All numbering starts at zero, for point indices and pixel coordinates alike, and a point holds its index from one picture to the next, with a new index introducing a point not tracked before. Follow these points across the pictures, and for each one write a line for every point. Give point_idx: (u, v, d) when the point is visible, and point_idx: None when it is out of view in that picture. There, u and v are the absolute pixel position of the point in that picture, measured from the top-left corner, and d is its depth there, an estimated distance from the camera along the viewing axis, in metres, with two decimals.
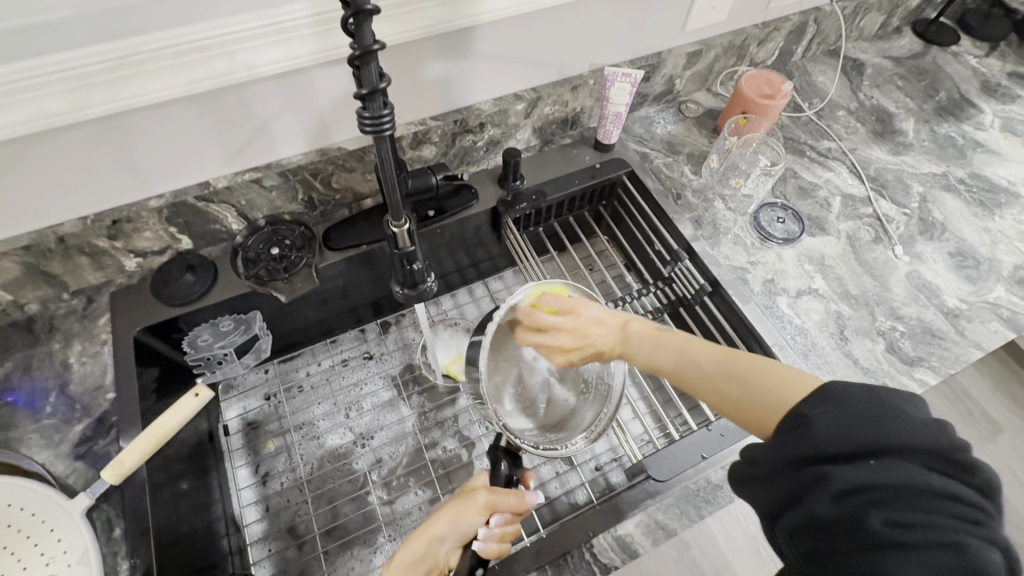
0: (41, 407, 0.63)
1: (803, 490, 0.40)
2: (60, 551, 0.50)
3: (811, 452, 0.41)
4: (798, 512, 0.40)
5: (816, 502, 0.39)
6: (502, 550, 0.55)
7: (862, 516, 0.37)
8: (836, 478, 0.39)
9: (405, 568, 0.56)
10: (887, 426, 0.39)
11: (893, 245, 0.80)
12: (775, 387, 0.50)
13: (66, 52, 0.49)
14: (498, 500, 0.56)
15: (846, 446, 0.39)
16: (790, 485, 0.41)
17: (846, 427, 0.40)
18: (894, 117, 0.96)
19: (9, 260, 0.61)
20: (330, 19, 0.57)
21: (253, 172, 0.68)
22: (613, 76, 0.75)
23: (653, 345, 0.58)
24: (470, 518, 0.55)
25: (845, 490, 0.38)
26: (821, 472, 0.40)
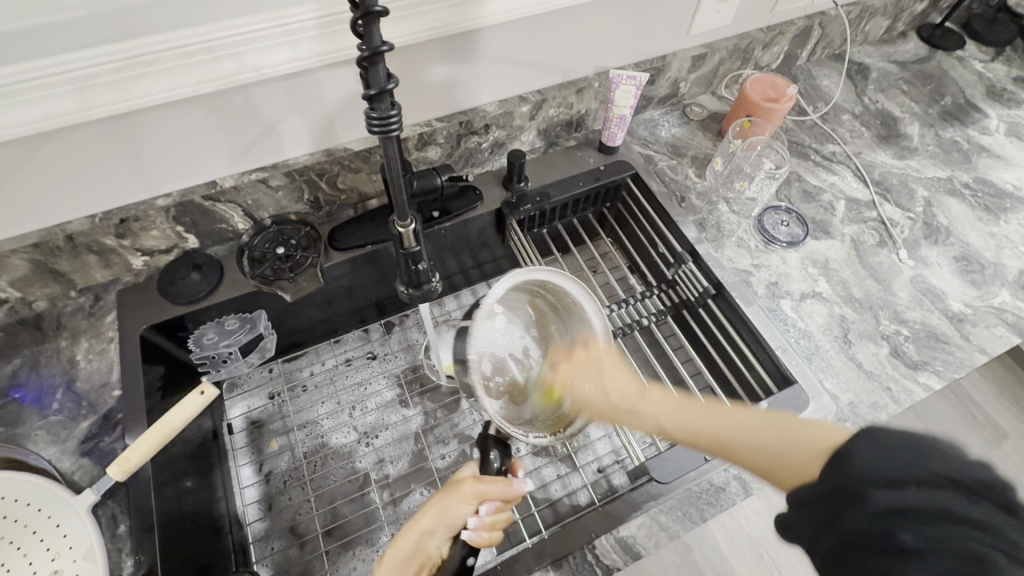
0: (48, 404, 0.63)
1: (842, 509, 0.39)
2: (66, 546, 0.50)
3: (851, 474, 0.39)
4: (835, 530, 0.39)
5: (853, 520, 0.38)
6: (493, 538, 0.55)
7: (894, 534, 0.36)
8: (876, 497, 0.37)
9: (396, 565, 0.55)
10: (937, 455, 0.38)
11: (897, 249, 0.80)
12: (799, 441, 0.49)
13: (76, 52, 0.50)
14: (487, 489, 0.56)
15: (887, 468, 0.38)
16: (827, 502, 0.40)
17: (887, 450, 0.39)
18: (899, 121, 0.96)
19: (18, 257, 0.61)
20: (337, 20, 0.57)
21: (259, 172, 0.68)
22: (618, 79, 0.75)
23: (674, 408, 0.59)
24: (459, 510, 0.55)
25: (883, 508, 0.37)
26: (861, 491, 0.38)
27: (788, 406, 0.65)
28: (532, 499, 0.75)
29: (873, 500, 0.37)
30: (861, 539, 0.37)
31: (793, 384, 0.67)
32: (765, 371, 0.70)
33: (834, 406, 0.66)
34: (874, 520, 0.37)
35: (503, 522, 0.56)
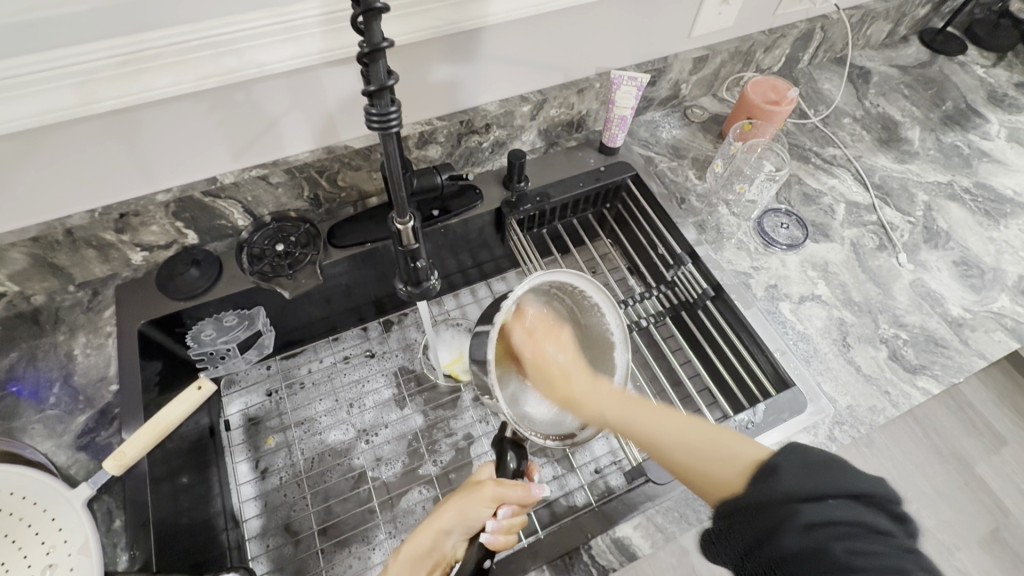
0: (45, 398, 0.63)
1: (772, 526, 0.42)
2: (60, 540, 0.49)
3: (778, 493, 0.42)
4: (769, 547, 0.42)
5: (783, 536, 0.41)
6: (509, 542, 0.55)
7: (825, 548, 0.39)
8: (804, 513, 0.40)
9: (410, 563, 0.55)
10: (838, 471, 0.42)
11: (896, 253, 0.80)
12: (723, 458, 0.49)
13: (79, 46, 0.50)
14: (508, 493, 0.56)
15: (814, 487, 0.41)
16: (759, 520, 0.43)
17: (807, 469, 0.42)
18: (900, 126, 0.96)
19: (17, 251, 0.61)
20: (339, 18, 0.57)
21: (259, 169, 0.68)
22: (619, 79, 0.75)
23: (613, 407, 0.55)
24: (479, 511, 0.55)
25: (809, 523, 0.40)
26: (789, 507, 0.41)
27: (786, 408, 0.65)
28: None
29: (801, 516, 0.40)
30: (793, 556, 0.40)
31: (791, 386, 0.67)
32: (763, 373, 0.70)
33: (832, 410, 0.66)
34: (802, 535, 0.40)
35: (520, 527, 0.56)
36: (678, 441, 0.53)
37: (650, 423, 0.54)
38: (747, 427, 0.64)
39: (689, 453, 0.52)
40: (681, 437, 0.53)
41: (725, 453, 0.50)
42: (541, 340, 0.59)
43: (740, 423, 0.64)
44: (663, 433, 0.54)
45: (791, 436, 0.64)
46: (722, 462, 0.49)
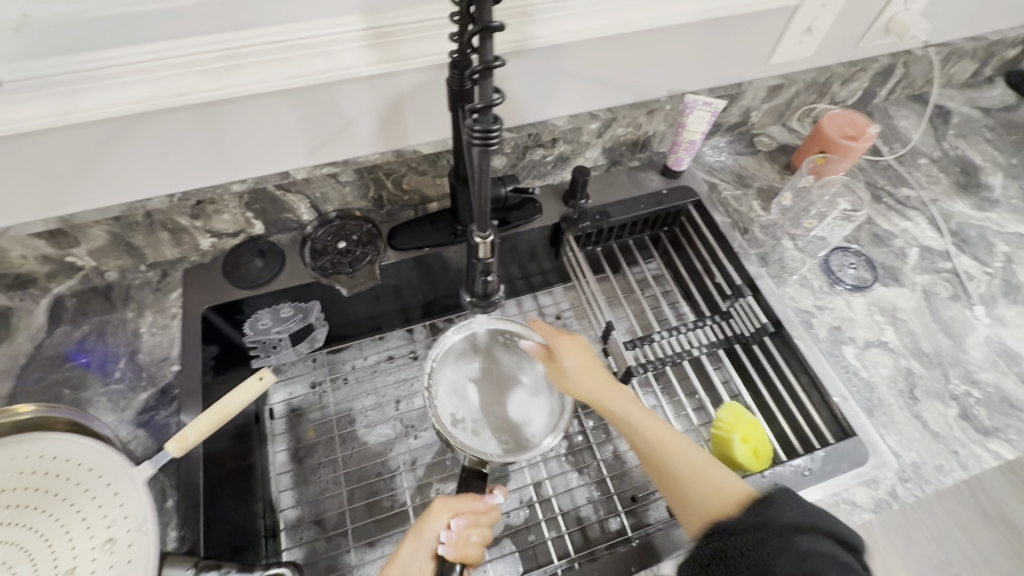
0: (111, 371, 0.65)
1: (771, 555, 0.46)
2: (121, 516, 0.49)
3: (772, 520, 0.49)
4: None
5: (779, 563, 0.45)
6: (467, 552, 0.57)
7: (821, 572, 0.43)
8: (804, 543, 0.46)
9: None
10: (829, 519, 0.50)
11: (971, 304, 0.76)
12: (716, 489, 0.55)
13: (184, 39, 0.52)
14: (458, 505, 0.61)
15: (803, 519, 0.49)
16: (755, 552, 0.47)
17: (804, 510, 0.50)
18: (980, 170, 0.91)
19: (99, 229, 0.64)
20: (432, 26, 0.58)
21: (331, 166, 0.70)
22: (694, 104, 0.74)
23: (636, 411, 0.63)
24: (432, 525, 0.59)
25: (807, 551, 0.45)
26: (788, 539, 0.47)
27: (845, 458, 0.62)
28: (562, 520, 0.75)
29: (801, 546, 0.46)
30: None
31: (852, 435, 0.64)
32: (820, 420, 0.67)
33: (895, 465, 0.63)
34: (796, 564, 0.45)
35: (478, 535, 0.59)
36: (682, 457, 0.59)
37: (666, 435, 0.60)
38: (804, 474, 0.61)
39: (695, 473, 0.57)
40: (686, 453, 0.59)
41: (718, 481, 0.56)
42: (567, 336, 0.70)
43: (796, 468, 0.61)
44: (677, 447, 0.59)
45: (848, 489, 0.61)
46: (719, 490, 0.55)
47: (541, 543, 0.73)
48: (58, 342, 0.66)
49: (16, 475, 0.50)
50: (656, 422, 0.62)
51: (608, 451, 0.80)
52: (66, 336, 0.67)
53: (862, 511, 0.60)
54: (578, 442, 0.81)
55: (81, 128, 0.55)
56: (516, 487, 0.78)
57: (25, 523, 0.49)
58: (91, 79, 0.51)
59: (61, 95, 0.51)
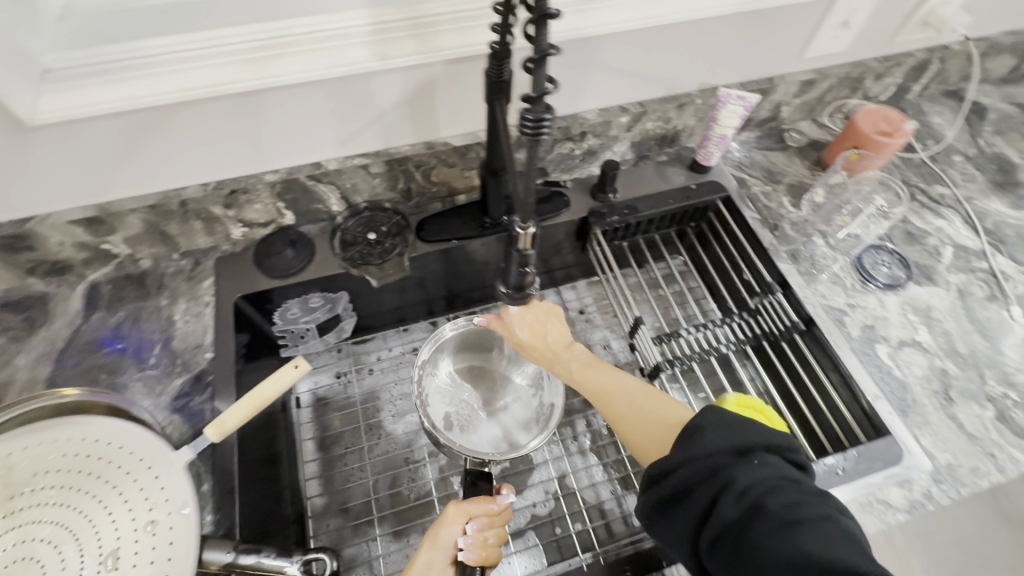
0: (146, 358, 0.66)
1: (711, 497, 0.45)
2: (162, 498, 0.50)
3: (701, 450, 0.46)
4: (713, 522, 0.44)
5: (723, 506, 0.44)
6: (487, 555, 0.58)
7: (764, 507, 0.42)
8: (740, 479, 0.44)
9: None
10: (757, 430, 0.48)
11: (1008, 305, 0.74)
12: (657, 420, 0.57)
13: (227, 29, 0.53)
14: (469, 508, 0.61)
15: (730, 443, 0.46)
16: (696, 493, 0.46)
17: (728, 428, 0.47)
18: (1018, 168, 0.89)
19: (135, 217, 0.65)
20: (468, 18, 0.59)
21: (362, 158, 0.70)
22: (726, 98, 0.73)
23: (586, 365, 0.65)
24: (448, 532, 0.59)
25: (743, 486, 0.43)
26: (723, 475, 0.45)
27: (879, 458, 0.61)
28: (586, 514, 0.75)
29: (736, 483, 0.44)
30: (733, 522, 0.43)
31: (886, 435, 0.63)
32: (852, 418, 0.67)
33: (929, 466, 0.62)
34: (738, 502, 0.43)
35: (494, 536, 0.59)
36: (626, 397, 0.60)
37: (608, 380, 0.62)
38: (837, 473, 0.60)
39: (636, 409, 0.58)
40: (630, 393, 0.61)
41: (658, 411, 0.57)
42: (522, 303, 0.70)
43: (830, 467, 0.60)
44: (618, 389, 0.61)
45: (882, 489, 0.60)
46: (656, 420, 0.56)
47: (565, 537, 0.73)
48: (94, 328, 0.67)
49: (59, 457, 0.51)
50: (602, 371, 0.64)
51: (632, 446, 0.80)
52: (101, 322, 0.68)
53: (896, 511, 0.59)
54: (601, 436, 0.81)
55: (122, 116, 0.56)
56: (540, 480, 0.78)
57: (68, 503, 0.49)
58: (135, 68, 0.52)
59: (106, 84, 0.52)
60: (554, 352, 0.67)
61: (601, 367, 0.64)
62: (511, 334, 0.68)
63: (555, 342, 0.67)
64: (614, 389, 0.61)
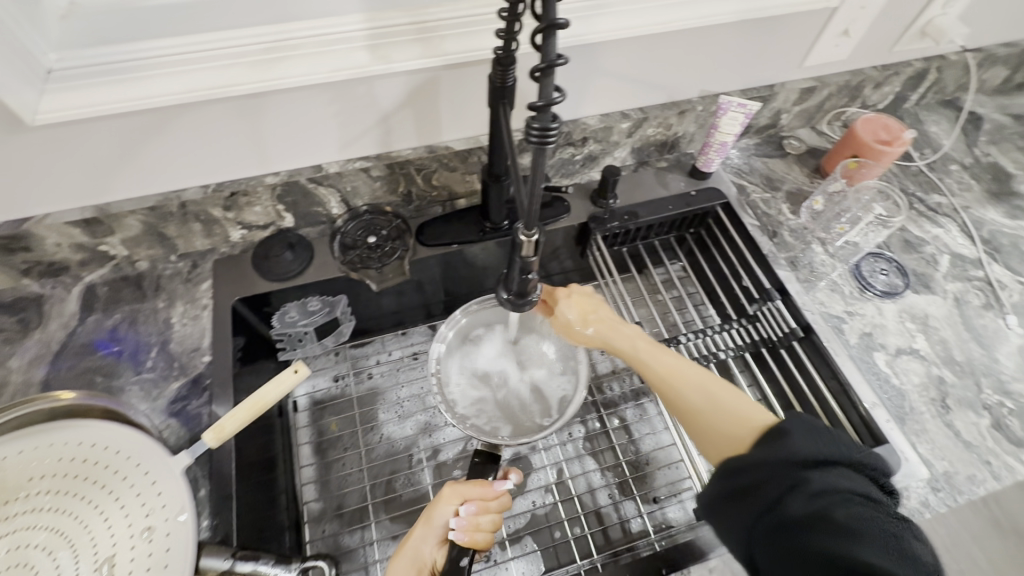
0: (142, 361, 0.66)
1: (780, 494, 0.45)
2: (159, 504, 0.50)
3: (784, 454, 0.46)
4: (773, 515, 0.44)
5: (789, 503, 0.44)
6: (478, 538, 0.57)
7: (830, 513, 0.42)
8: (815, 481, 0.44)
9: None
10: (844, 444, 0.47)
11: (1004, 314, 0.75)
12: (735, 417, 0.54)
13: (230, 30, 0.52)
14: (463, 489, 0.61)
15: (818, 452, 0.46)
16: (763, 489, 0.46)
17: (817, 437, 0.47)
18: (1012, 178, 0.90)
19: (134, 218, 0.64)
20: (473, 23, 0.58)
21: (363, 161, 0.69)
22: (727, 105, 0.73)
23: (648, 349, 0.64)
24: (441, 511, 0.59)
25: (818, 490, 0.43)
26: (797, 476, 0.45)
27: None
28: (585, 519, 0.75)
29: (811, 485, 0.44)
30: (796, 519, 0.43)
31: (884, 442, 0.64)
32: (850, 427, 0.66)
33: (926, 474, 0.62)
34: (806, 503, 0.43)
35: (488, 520, 0.59)
36: (698, 390, 0.59)
37: (673, 366, 0.62)
38: None
39: (705, 402, 0.57)
40: (704, 387, 0.59)
41: (738, 408, 0.55)
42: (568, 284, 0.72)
43: None
44: (688, 378, 0.60)
45: None
46: (734, 417, 0.54)
47: (563, 542, 0.73)
48: (90, 329, 0.67)
49: (55, 462, 0.50)
50: (666, 355, 0.63)
51: (630, 452, 0.80)
52: (98, 323, 0.67)
53: None
54: (599, 441, 0.81)
55: (123, 117, 0.55)
56: (538, 486, 0.78)
57: (64, 509, 0.49)
58: (137, 68, 0.51)
59: (108, 84, 0.51)
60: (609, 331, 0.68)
61: (666, 352, 0.64)
62: (557, 314, 0.69)
63: (608, 323, 0.68)
64: (684, 377, 0.60)
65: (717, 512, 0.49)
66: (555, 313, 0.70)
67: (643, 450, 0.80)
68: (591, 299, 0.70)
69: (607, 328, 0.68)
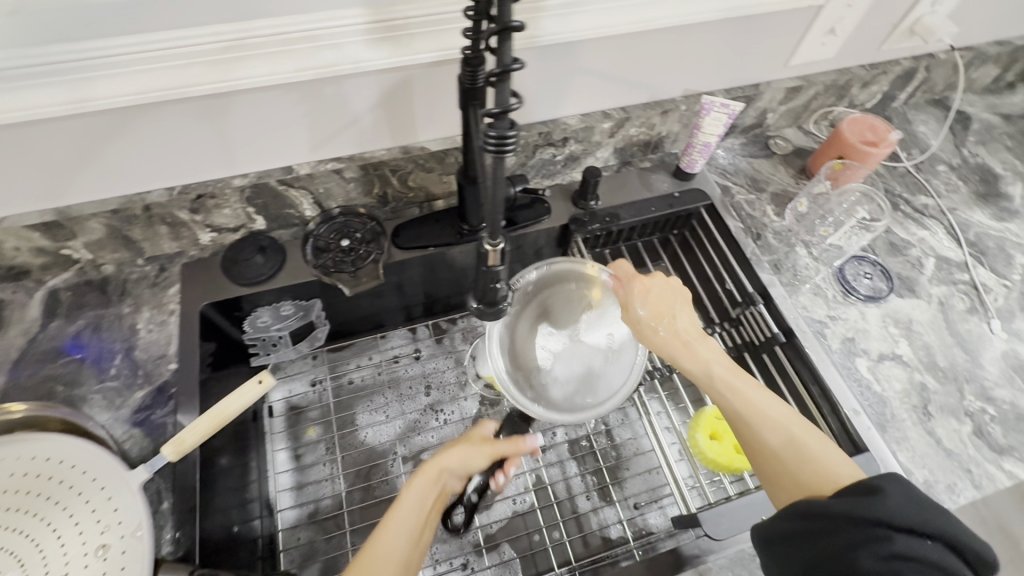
0: (106, 368, 0.64)
1: (853, 546, 0.42)
2: (115, 521, 0.48)
3: (874, 513, 0.43)
4: (840, 563, 0.42)
5: (861, 556, 0.41)
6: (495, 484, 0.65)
7: None
8: (897, 544, 0.41)
9: (421, 501, 0.56)
10: (943, 514, 0.43)
11: (988, 318, 0.74)
12: (819, 469, 0.51)
13: (188, 28, 0.50)
14: (500, 446, 0.63)
15: (913, 519, 0.42)
16: (838, 539, 0.43)
17: (916, 504, 0.43)
18: (1000, 179, 0.89)
19: (97, 221, 0.62)
20: (443, 20, 0.56)
21: (335, 162, 0.67)
22: (710, 105, 0.71)
23: (728, 372, 0.59)
24: (479, 462, 0.62)
25: (899, 554, 0.40)
26: (879, 535, 0.42)
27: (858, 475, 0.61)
28: (564, 525, 0.74)
29: (892, 547, 0.41)
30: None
31: (863, 449, 0.63)
32: (831, 434, 0.65)
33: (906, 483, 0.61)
34: (881, 563, 0.41)
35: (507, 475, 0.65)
36: (777, 430, 0.54)
37: (756, 396, 0.56)
38: None
39: (783, 442, 0.53)
40: (783, 426, 0.54)
41: (824, 460, 0.51)
42: (647, 277, 0.66)
43: None
44: (770, 414, 0.55)
45: None
46: (820, 471, 0.50)
47: (542, 549, 0.72)
48: (53, 336, 0.65)
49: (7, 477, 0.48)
50: (749, 383, 0.58)
51: (611, 456, 0.79)
52: (61, 329, 0.65)
53: None
54: (581, 446, 0.80)
55: (80, 117, 0.53)
56: (517, 493, 0.76)
57: (12, 526, 0.47)
58: (90, 68, 0.49)
59: (59, 84, 0.49)
60: (686, 341, 0.62)
61: (750, 379, 0.58)
62: (628, 307, 0.65)
63: (688, 335, 0.62)
64: (767, 410, 0.55)
65: (779, 542, 0.48)
66: (626, 306, 0.65)
67: (624, 454, 0.79)
68: (670, 301, 0.64)
69: (680, 341, 0.62)
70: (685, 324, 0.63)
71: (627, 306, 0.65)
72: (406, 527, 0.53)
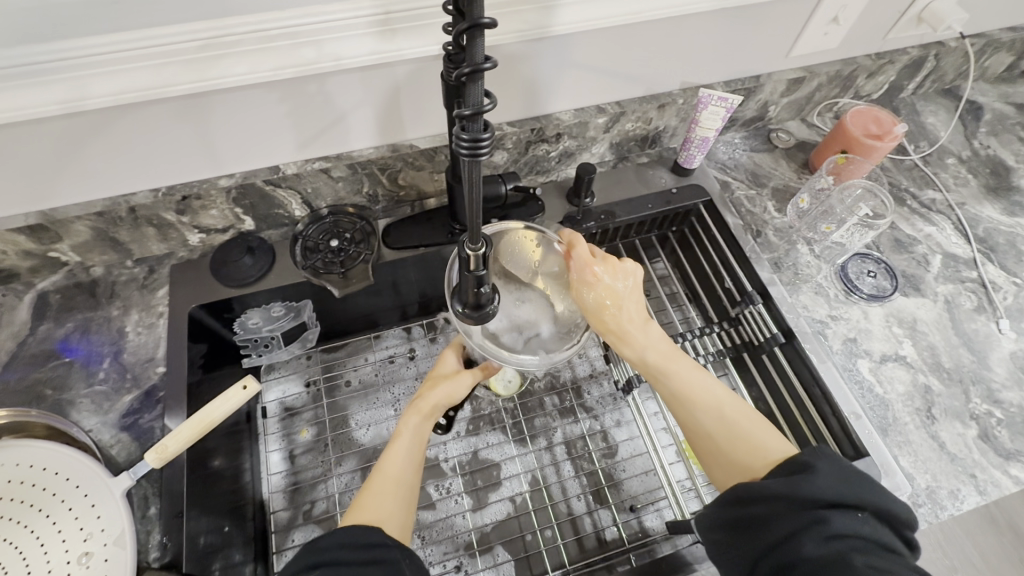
0: (95, 372, 0.64)
1: (793, 531, 0.42)
2: (98, 528, 0.48)
3: (803, 492, 0.43)
4: (785, 551, 0.42)
5: (803, 542, 0.41)
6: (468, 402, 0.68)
7: (846, 560, 0.39)
8: (834, 524, 0.41)
9: (412, 439, 0.59)
10: (874, 489, 0.44)
11: (997, 317, 0.72)
12: (752, 447, 0.51)
13: (162, 26, 0.48)
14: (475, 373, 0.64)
15: (844, 495, 0.43)
16: (776, 524, 0.43)
17: (845, 479, 0.44)
18: (1012, 172, 0.86)
19: (82, 224, 0.61)
20: (427, 15, 0.54)
21: (322, 161, 0.66)
22: (707, 99, 0.69)
23: (664, 356, 0.59)
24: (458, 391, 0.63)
25: (836, 534, 0.40)
26: (815, 516, 0.41)
27: None
28: (558, 528, 0.73)
29: (829, 526, 0.41)
30: (810, 562, 0.40)
31: (865, 454, 0.61)
32: (831, 438, 0.64)
33: (909, 489, 0.59)
34: (823, 545, 0.40)
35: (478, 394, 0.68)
36: (710, 411, 0.55)
37: (690, 380, 0.57)
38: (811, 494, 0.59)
39: (715, 421, 0.54)
40: (715, 407, 0.55)
41: (757, 438, 0.52)
42: (596, 264, 0.59)
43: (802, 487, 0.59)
44: (702, 395, 0.56)
45: None
46: (752, 449, 0.51)
47: (535, 552, 0.71)
48: (42, 339, 0.65)
49: None
50: (686, 366, 0.58)
51: (606, 458, 0.78)
52: (49, 333, 0.65)
53: None
54: (577, 446, 0.79)
55: (58, 119, 0.52)
56: (510, 494, 0.75)
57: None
58: (65, 70, 0.48)
59: (33, 86, 0.48)
60: (625, 326, 0.59)
61: (687, 361, 0.59)
62: (575, 290, 0.58)
63: (629, 322, 0.60)
64: (699, 391, 0.56)
65: (724, 535, 0.47)
66: (575, 288, 0.59)
67: (620, 456, 0.78)
68: (620, 291, 0.60)
69: (621, 331, 0.59)
70: (630, 308, 0.60)
71: (574, 286, 0.58)
72: (405, 461, 0.57)
